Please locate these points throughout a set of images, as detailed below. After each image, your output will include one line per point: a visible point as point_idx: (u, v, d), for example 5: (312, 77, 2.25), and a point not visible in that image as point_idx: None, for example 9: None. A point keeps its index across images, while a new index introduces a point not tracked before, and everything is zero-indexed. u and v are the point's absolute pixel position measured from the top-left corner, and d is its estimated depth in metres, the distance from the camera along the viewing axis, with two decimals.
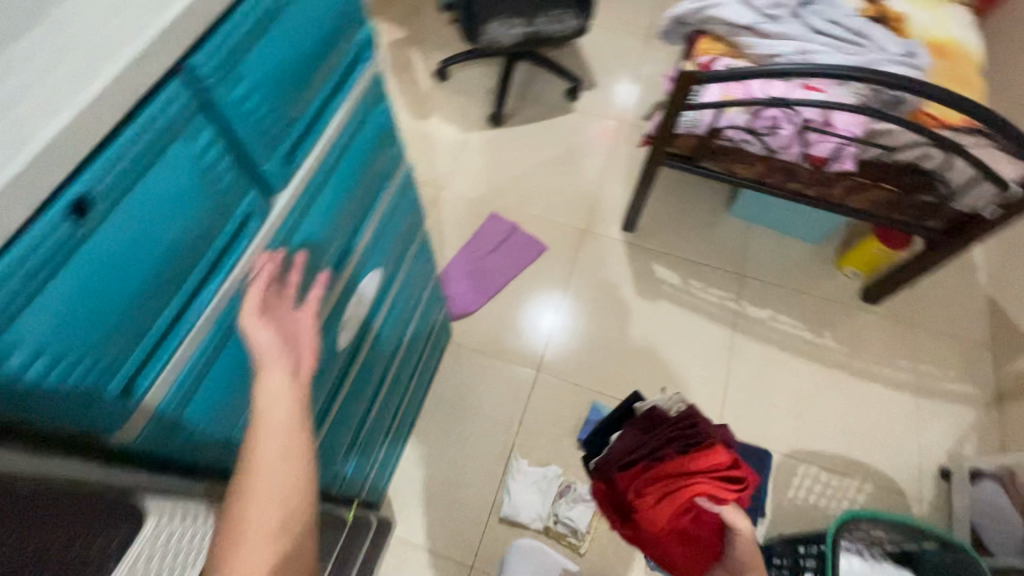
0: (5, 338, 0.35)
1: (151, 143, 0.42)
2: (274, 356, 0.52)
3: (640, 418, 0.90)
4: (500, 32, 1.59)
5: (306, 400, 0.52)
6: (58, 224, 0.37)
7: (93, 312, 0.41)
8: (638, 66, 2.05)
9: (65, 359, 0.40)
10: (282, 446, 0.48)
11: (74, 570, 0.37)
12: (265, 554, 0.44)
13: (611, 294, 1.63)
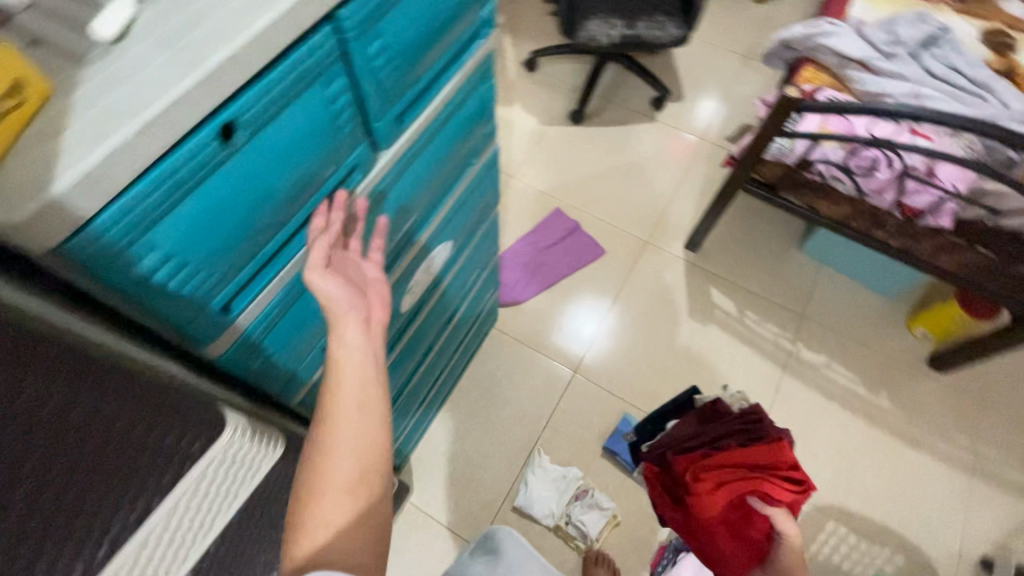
0: (141, 243, 0.36)
1: (296, 81, 0.43)
2: (350, 306, 0.52)
3: (705, 410, 1.12)
4: (598, 32, 1.58)
5: (380, 352, 0.53)
6: (206, 144, 0.37)
7: (216, 234, 0.42)
8: (730, 84, 1.99)
9: (182, 272, 0.40)
10: (356, 399, 0.49)
11: (160, 460, 0.39)
12: (342, 507, 0.45)
13: (661, 311, 1.61)
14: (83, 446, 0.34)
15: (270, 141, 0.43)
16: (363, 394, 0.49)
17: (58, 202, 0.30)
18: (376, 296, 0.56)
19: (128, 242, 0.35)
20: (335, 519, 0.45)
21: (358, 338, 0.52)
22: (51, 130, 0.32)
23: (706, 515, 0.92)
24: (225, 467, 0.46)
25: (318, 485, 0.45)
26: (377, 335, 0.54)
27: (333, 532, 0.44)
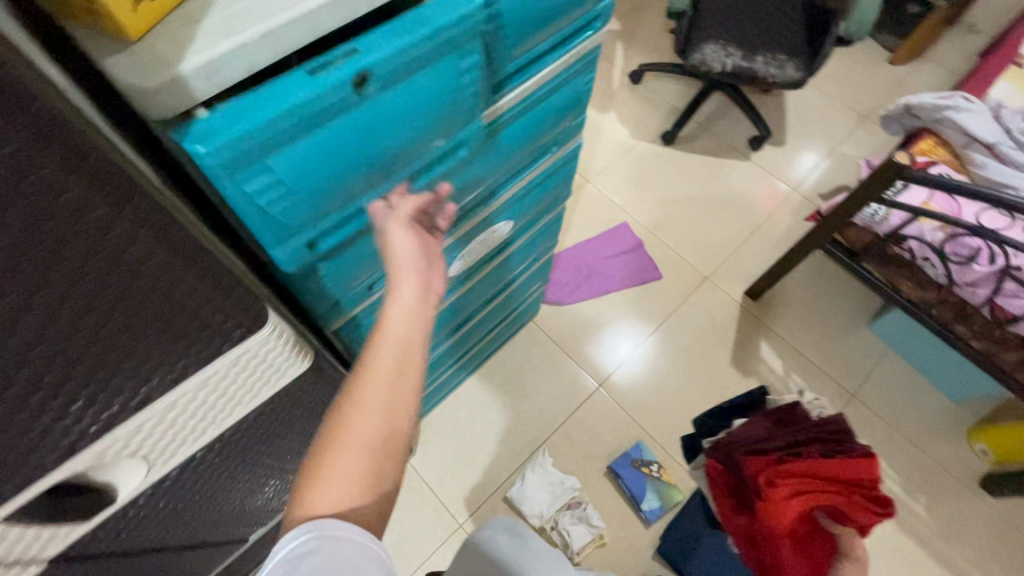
0: (264, 159, 0.41)
1: (430, 49, 0.47)
2: (412, 267, 0.56)
3: (778, 416, 1.16)
4: (713, 58, 1.54)
5: (427, 323, 0.54)
6: (340, 86, 0.42)
7: (325, 169, 0.47)
8: (838, 141, 1.89)
9: (288, 196, 0.45)
10: (392, 363, 0.50)
11: (195, 330, 0.41)
12: (356, 462, 0.47)
13: (704, 350, 1.56)
14: (152, 302, 0.37)
15: (392, 100, 0.47)
16: (401, 356, 0.51)
17: (181, 78, 0.34)
18: (436, 265, 0.59)
19: (255, 157, 0.40)
20: (347, 472, 0.46)
21: (412, 299, 0.54)
22: (192, 16, 0.36)
23: (776, 522, 0.98)
24: (251, 356, 0.48)
25: (341, 439, 0.47)
26: (428, 307, 0.55)
27: (345, 484, 0.46)
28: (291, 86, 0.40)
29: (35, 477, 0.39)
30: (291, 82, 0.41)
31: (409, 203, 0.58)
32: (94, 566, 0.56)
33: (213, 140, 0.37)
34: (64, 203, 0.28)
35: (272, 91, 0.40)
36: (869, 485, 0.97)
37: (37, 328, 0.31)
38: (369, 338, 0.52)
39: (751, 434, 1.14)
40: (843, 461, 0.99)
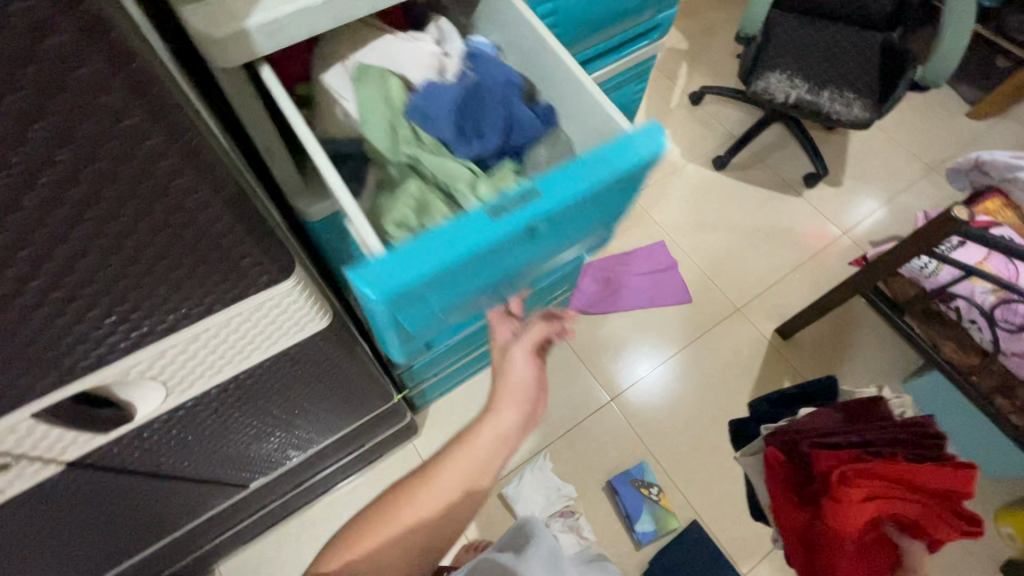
0: (417, 292, 0.46)
1: (581, 206, 0.49)
2: (517, 399, 0.66)
3: (852, 407, 0.97)
4: (777, 87, 1.50)
5: (504, 450, 0.66)
6: (498, 244, 0.46)
7: (458, 287, 0.52)
8: (898, 190, 1.81)
9: (423, 305, 0.51)
10: (471, 467, 0.65)
11: (225, 268, 0.43)
12: (415, 517, 0.64)
13: (724, 382, 1.53)
14: (190, 237, 0.39)
15: (532, 240, 0.50)
16: (473, 473, 0.65)
17: (244, 33, 0.37)
18: (540, 395, 0.70)
19: (412, 293, 0.46)
20: (407, 521, 0.64)
21: (506, 430, 0.66)
22: None
23: (845, 525, 0.81)
24: (273, 304, 0.51)
25: (420, 496, 0.65)
26: (514, 438, 0.67)
27: (401, 529, 0.64)
28: (454, 236, 0.44)
29: (67, 378, 0.43)
30: (451, 229, 0.45)
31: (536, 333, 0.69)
32: (107, 477, 0.60)
33: (382, 285, 0.42)
34: (122, 130, 0.31)
35: (437, 242, 0.44)
36: (957, 496, 0.82)
37: (85, 237, 0.34)
38: (464, 435, 0.66)
39: (817, 423, 0.95)
40: (936, 467, 0.83)
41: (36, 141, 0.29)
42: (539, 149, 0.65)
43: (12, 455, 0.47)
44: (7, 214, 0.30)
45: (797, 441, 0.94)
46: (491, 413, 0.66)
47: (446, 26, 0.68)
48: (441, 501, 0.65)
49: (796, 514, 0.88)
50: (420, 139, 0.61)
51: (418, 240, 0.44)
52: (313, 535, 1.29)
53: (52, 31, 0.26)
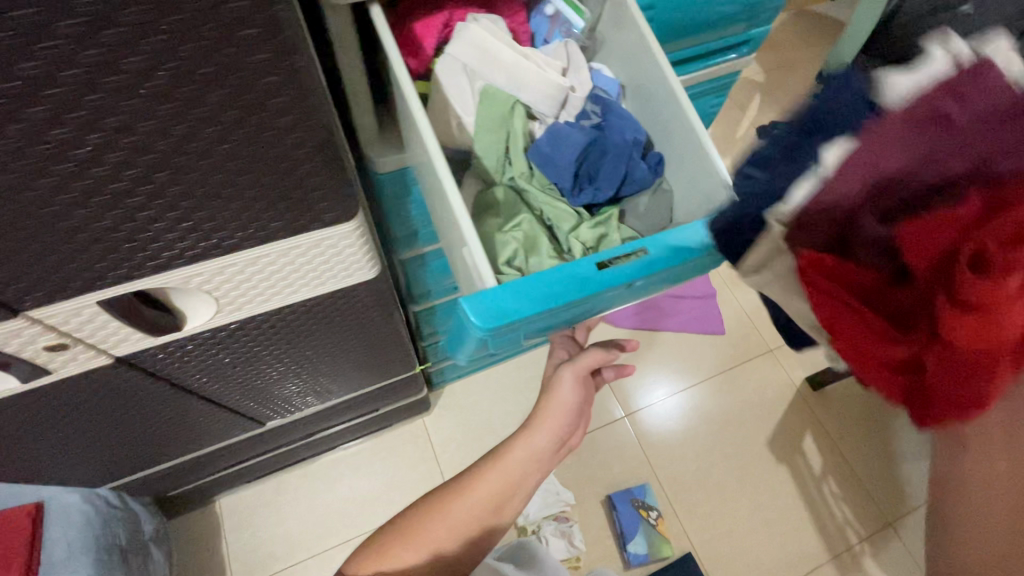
0: (517, 331, 0.48)
1: (678, 271, 0.51)
2: (558, 422, 0.67)
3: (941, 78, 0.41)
4: None
5: (536, 471, 0.67)
6: (597, 296, 0.48)
7: (546, 332, 0.53)
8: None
9: (515, 343, 0.53)
10: (498, 484, 0.65)
11: (299, 198, 0.45)
12: (436, 528, 0.63)
13: (743, 420, 1.49)
14: (272, 159, 0.41)
15: (626, 295, 0.52)
16: (505, 489, 0.66)
17: None
18: (581, 420, 0.70)
19: (513, 331, 0.47)
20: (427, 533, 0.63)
21: (539, 452, 0.66)
22: None
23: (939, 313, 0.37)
24: (332, 245, 0.53)
25: (444, 507, 0.64)
26: (546, 461, 0.67)
27: (419, 539, 0.62)
28: (566, 277, 0.46)
29: (134, 273, 0.46)
30: (561, 268, 0.46)
31: (591, 359, 0.68)
32: (145, 382, 0.64)
33: (493, 317, 0.44)
34: (236, 38, 0.33)
35: (550, 281, 0.46)
36: None
37: (182, 136, 0.37)
38: (495, 453, 0.67)
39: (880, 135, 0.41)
40: None
41: (164, 34, 0.31)
42: (641, 197, 0.69)
43: (72, 338, 0.50)
44: (122, 99, 0.33)
45: (875, 225, 0.41)
46: (525, 434, 0.66)
47: (574, 53, 0.69)
48: (472, 514, 0.64)
49: (895, 332, 0.42)
50: (533, 175, 0.70)
51: (532, 277, 0.46)
52: (313, 488, 1.32)
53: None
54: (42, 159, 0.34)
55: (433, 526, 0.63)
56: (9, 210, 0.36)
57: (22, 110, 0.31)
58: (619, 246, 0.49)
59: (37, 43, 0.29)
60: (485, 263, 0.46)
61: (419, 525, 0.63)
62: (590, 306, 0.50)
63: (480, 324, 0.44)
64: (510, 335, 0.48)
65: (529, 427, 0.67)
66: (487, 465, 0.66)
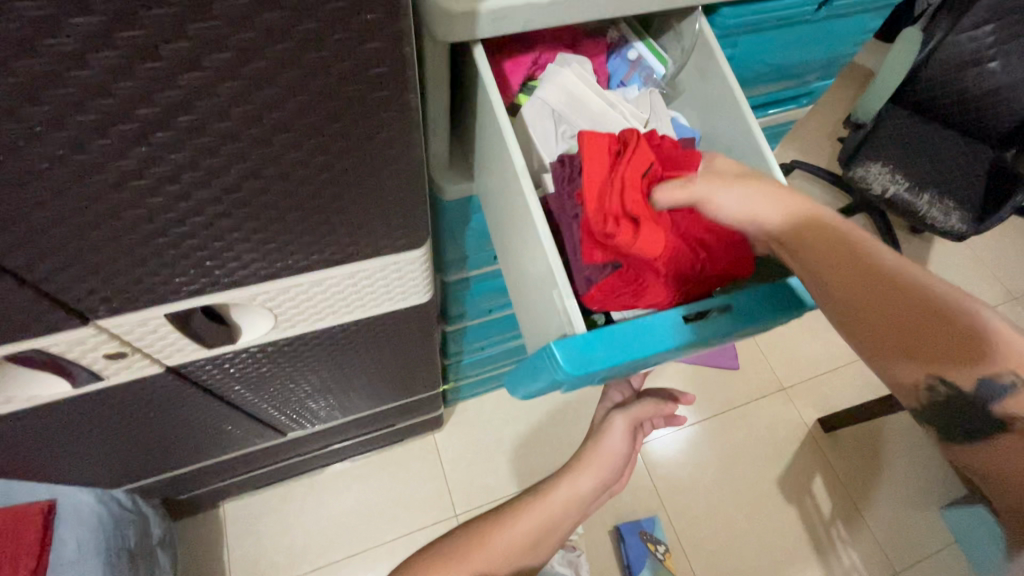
0: (593, 381, 0.47)
1: (751, 334, 0.51)
2: (602, 467, 0.68)
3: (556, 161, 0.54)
4: (876, 179, 1.40)
5: (576, 511, 0.67)
6: (675, 353, 0.47)
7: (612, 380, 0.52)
8: (991, 302, 1.65)
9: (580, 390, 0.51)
10: (540, 520, 0.65)
11: (378, 225, 0.45)
12: (477, 559, 0.61)
13: (754, 459, 1.47)
14: (367, 188, 0.40)
15: (697, 352, 0.51)
16: (544, 526, 0.66)
17: (474, 13, 0.38)
18: (623, 469, 0.71)
19: (590, 381, 0.46)
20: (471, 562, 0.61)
21: (582, 494, 0.67)
22: None
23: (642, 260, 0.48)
24: (399, 269, 0.53)
25: (485, 538, 0.64)
26: (586, 503, 0.68)
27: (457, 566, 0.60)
28: (652, 336, 0.45)
29: (206, 288, 0.45)
30: (651, 324, 0.46)
31: (642, 410, 0.69)
32: (186, 392, 0.62)
33: (579, 365, 0.43)
34: (366, 76, 0.31)
35: (633, 335, 0.45)
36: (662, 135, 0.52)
37: (289, 164, 0.35)
38: (540, 490, 0.68)
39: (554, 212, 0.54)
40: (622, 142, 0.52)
41: (297, 72, 0.29)
42: None
43: (131, 346, 0.49)
44: (244, 129, 0.32)
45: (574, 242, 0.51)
46: (572, 473, 0.67)
47: (658, 104, 0.58)
48: (512, 548, 0.63)
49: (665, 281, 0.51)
50: None
51: (623, 327, 0.45)
52: (319, 499, 1.30)
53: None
54: (153, 181, 0.33)
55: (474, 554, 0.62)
56: (109, 226, 0.35)
57: (148, 135, 0.30)
58: (711, 301, 0.48)
59: (181, 73, 0.27)
60: (577, 308, 0.45)
61: (460, 553, 0.62)
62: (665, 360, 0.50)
63: (569, 371, 0.43)
64: (587, 383, 0.47)
65: (576, 468, 0.68)
66: (531, 499, 0.67)
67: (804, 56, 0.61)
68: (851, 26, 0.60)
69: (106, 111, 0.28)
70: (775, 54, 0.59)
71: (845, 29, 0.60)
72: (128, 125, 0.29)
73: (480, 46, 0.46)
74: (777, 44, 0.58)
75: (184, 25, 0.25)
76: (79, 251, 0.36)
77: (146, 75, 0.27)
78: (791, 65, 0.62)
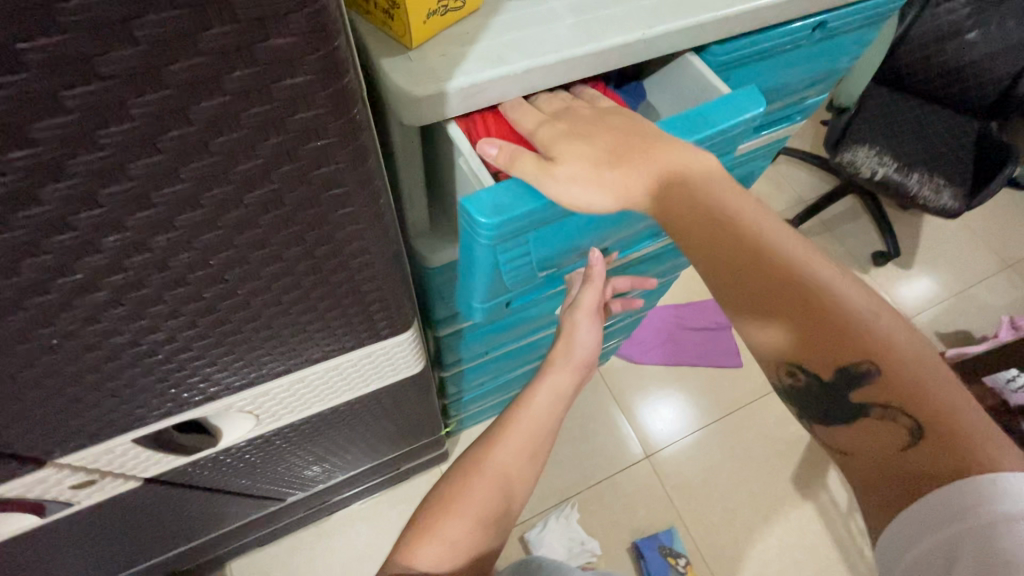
0: (508, 239, 0.40)
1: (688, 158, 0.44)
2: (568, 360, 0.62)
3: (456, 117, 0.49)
4: (865, 163, 1.31)
5: (563, 407, 0.63)
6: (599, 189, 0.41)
7: (540, 248, 0.45)
8: (986, 273, 1.63)
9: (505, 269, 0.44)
10: (529, 434, 0.60)
11: (359, 321, 0.41)
12: (478, 488, 0.56)
13: (766, 456, 1.35)
14: (341, 293, 0.36)
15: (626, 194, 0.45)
16: (537, 435, 0.60)
17: (443, 94, 0.34)
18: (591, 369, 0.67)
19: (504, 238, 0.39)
20: (469, 509, 0.54)
21: (565, 390, 0.62)
22: (470, 35, 0.36)
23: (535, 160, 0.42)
24: (386, 352, 0.49)
25: (480, 469, 0.57)
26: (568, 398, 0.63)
27: (452, 508, 0.54)
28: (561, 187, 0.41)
29: (175, 409, 0.41)
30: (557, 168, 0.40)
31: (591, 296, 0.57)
32: (173, 493, 0.58)
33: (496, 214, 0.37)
34: (326, 199, 0.27)
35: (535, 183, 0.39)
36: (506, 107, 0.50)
37: (250, 292, 0.31)
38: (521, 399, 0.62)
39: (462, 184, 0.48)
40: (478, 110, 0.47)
41: (244, 212, 0.25)
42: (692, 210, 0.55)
43: (100, 473, 0.45)
44: (189, 273, 0.27)
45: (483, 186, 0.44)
46: (550, 373, 0.62)
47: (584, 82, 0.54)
48: (508, 466, 0.58)
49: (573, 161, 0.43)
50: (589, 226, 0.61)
51: (520, 180, 0.40)
52: (329, 547, 1.26)
53: (309, 119, 0.23)
54: (94, 336, 0.29)
55: (473, 483, 0.56)
56: (49, 383, 0.31)
57: (80, 299, 0.26)
58: None
59: (101, 238, 0.23)
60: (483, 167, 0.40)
61: (462, 487, 0.56)
62: (598, 215, 0.47)
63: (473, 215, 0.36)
64: (515, 248, 0.42)
65: (550, 370, 0.63)
66: (512, 416, 0.61)
67: (799, 76, 0.57)
68: (848, 42, 0.56)
69: (20, 289, 0.24)
70: (770, 79, 0.55)
71: (838, 46, 0.56)
72: (49, 296, 0.25)
73: (455, 122, 0.42)
74: (771, 70, 0.54)
75: (95, 192, 0.21)
76: (21, 409, 0.32)
77: (58, 247, 0.22)
78: (782, 86, 0.58)
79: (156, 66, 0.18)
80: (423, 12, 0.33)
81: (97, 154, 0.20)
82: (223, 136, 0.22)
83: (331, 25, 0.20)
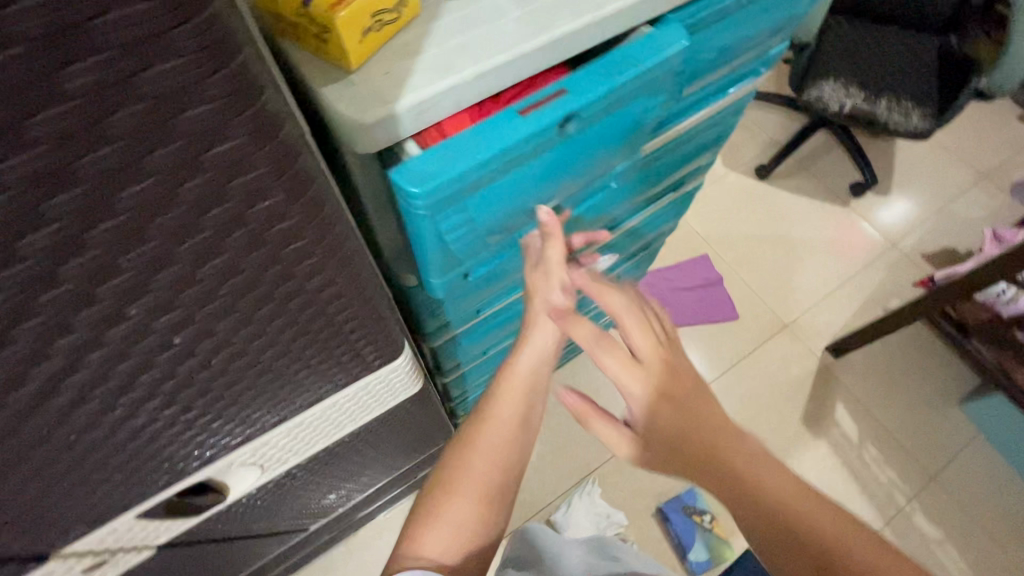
0: (444, 203, 0.38)
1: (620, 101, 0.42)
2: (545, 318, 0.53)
3: None
4: (831, 97, 1.30)
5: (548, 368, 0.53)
6: (534, 139, 0.39)
7: (486, 210, 0.43)
8: (963, 188, 1.64)
9: (450, 236, 0.42)
10: (515, 406, 0.50)
11: (348, 359, 0.39)
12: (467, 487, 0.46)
13: None
14: (322, 338, 0.35)
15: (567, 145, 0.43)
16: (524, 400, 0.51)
17: (394, 116, 0.32)
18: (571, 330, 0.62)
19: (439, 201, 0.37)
20: (461, 510, 0.45)
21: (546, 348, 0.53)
22: (413, 47, 0.34)
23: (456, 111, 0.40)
24: (381, 381, 0.47)
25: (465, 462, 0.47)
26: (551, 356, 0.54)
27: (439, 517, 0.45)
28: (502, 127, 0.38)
29: (174, 478, 0.40)
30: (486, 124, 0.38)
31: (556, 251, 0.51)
32: (192, 551, 0.57)
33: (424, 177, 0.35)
34: (287, 255, 0.26)
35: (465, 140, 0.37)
36: None
37: (225, 357, 0.30)
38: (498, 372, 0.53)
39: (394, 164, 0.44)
40: None
41: (200, 285, 0.24)
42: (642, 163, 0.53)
43: (111, 552, 0.44)
44: (157, 354, 0.26)
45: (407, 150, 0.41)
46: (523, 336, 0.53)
47: None
48: (499, 445, 0.48)
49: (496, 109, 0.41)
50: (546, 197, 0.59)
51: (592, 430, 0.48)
52: (361, 562, 1.26)
53: (245, 169, 0.21)
54: (70, 434, 0.27)
55: (475, 455, 0.47)
56: (36, 486, 0.30)
57: (45, 403, 0.24)
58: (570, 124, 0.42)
59: (52, 342, 0.22)
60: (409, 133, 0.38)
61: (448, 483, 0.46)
62: (546, 170, 0.44)
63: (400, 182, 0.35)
64: (455, 212, 0.40)
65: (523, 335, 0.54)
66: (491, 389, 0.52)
67: (755, 28, 0.55)
68: None
69: None
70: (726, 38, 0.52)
71: None
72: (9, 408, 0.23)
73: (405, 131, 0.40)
74: (726, 29, 0.51)
75: (30, 301, 0.20)
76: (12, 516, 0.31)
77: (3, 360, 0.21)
78: (740, 43, 0.55)
79: (66, 164, 0.17)
80: (357, 31, 0.31)
81: (24, 263, 0.19)
82: (158, 218, 0.20)
83: (248, 79, 0.19)
